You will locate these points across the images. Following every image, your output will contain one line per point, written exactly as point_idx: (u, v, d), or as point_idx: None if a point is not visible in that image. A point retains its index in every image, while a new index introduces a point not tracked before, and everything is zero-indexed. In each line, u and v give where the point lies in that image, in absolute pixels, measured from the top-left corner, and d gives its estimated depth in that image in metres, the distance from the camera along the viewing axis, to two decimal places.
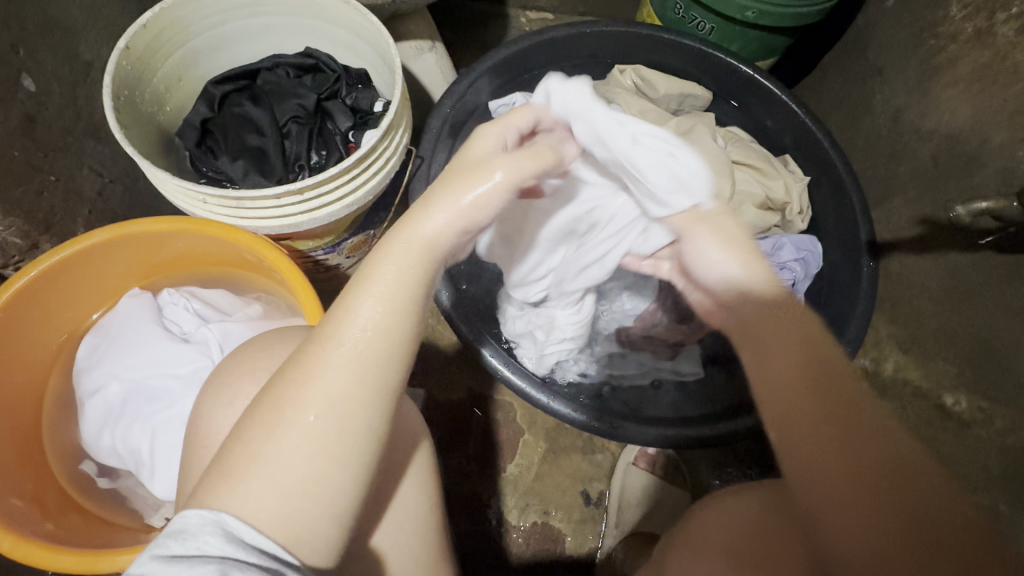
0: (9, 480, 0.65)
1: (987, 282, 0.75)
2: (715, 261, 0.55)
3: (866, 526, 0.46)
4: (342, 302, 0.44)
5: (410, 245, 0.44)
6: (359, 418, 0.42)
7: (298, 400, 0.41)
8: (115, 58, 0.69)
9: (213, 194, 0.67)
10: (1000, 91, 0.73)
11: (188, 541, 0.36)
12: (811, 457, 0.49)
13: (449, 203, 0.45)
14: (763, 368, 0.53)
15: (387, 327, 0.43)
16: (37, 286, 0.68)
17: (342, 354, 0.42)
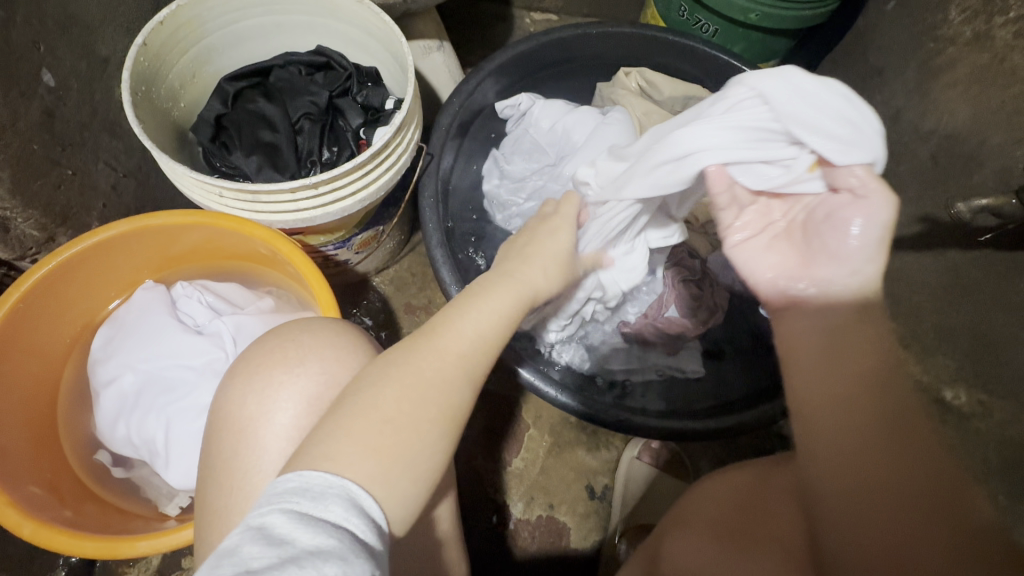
0: (27, 469, 0.66)
1: (986, 279, 0.77)
2: (873, 233, 0.51)
3: (878, 540, 0.45)
4: (451, 312, 0.53)
5: (522, 272, 0.59)
6: (454, 411, 0.48)
7: (415, 395, 0.47)
8: (133, 54, 0.70)
9: (229, 187, 0.69)
10: (998, 93, 0.75)
11: (316, 500, 0.38)
12: (831, 449, 0.49)
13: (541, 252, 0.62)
14: (819, 364, 0.51)
15: (491, 333, 0.53)
16: (56, 277, 0.69)
17: (447, 357, 0.49)
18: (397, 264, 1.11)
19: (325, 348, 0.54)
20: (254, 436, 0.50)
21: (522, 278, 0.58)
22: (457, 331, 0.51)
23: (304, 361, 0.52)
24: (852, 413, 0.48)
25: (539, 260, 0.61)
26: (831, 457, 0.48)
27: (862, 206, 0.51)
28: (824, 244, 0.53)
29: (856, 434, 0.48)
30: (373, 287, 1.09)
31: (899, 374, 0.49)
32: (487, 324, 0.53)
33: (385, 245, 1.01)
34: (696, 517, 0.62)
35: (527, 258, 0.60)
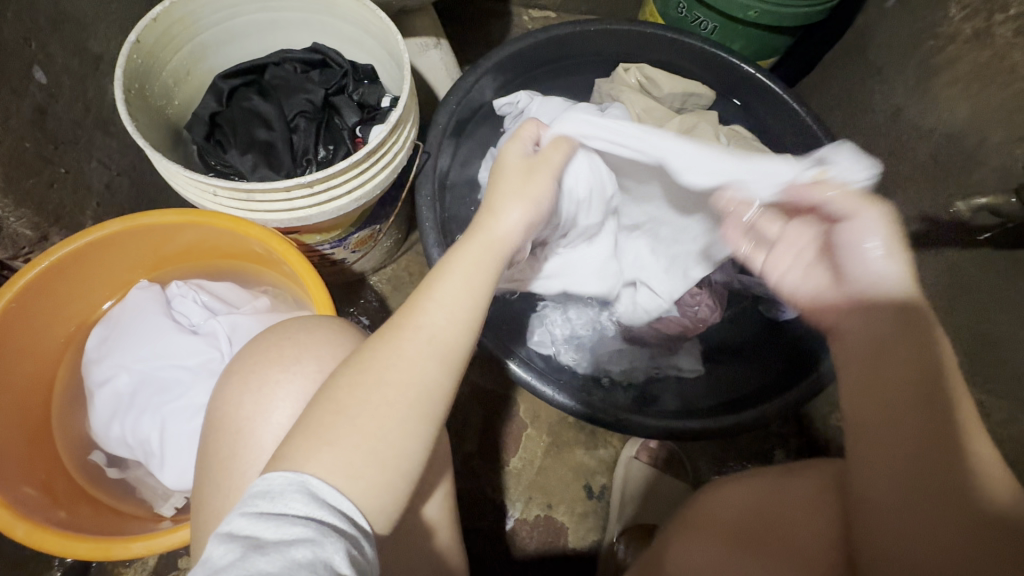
0: (20, 470, 0.65)
1: (985, 278, 0.76)
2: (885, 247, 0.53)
3: (918, 537, 0.46)
4: (424, 290, 0.49)
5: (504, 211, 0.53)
6: (433, 398, 0.45)
7: (382, 379, 0.44)
8: (125, 51, 0.70)
9: (223, 187, 0.68)
10: (997, 90, 0.74)
11: (274, 500, 0.38)
12: (884, 466, 0.49)
13: (514, 202, 0.54)
14: (869, 372, 0.53)
15: (464, 311, 0.48)
16: (49, 276, 0.68)
17: (419, 339, 0.46)
18: (394, 263, 1.10)
19: (320, 346, 0.53)
20: (248, 437, 0.49)
21: (483, 236, 0.52)
22: (427, 311, 0.47)
23: (299, 360, 0.52)
24: (908, 433, 0.48)
25: (503, 204, 0.54)
26: (883, 473, 0.49)
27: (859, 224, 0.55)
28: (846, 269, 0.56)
29: (912, 453, 0.48)
30: (370, 286, 1.08)
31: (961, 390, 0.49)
32: (456, 299, 0.48)
33: (382, 244, 1.00)
34: (713, 520, 0.61)
35: (493, 209, 0.54)
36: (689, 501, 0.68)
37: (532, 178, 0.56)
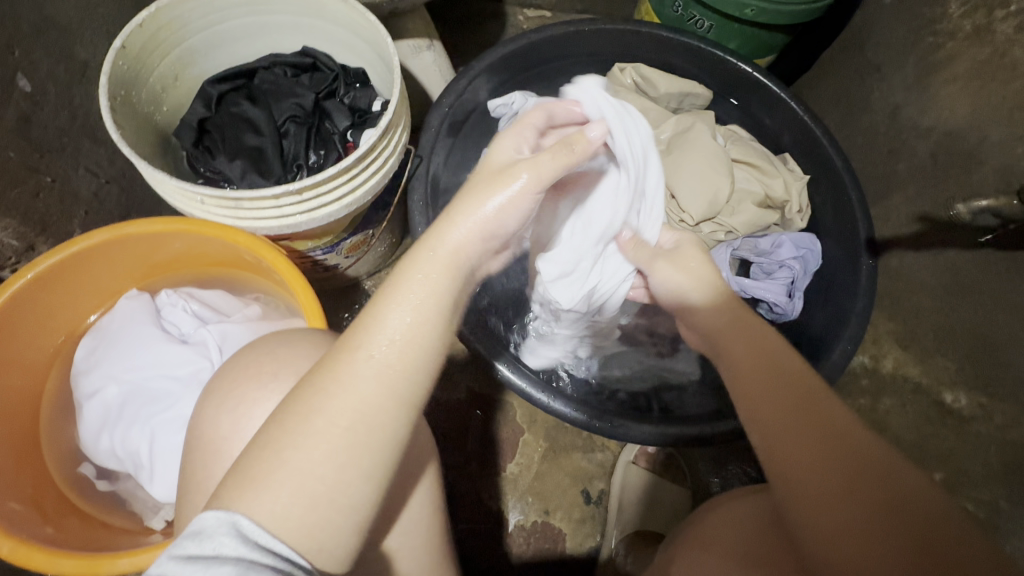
0: (7, 484, 0.65)
1: (986, 278, 0.75)
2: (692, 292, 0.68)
3: (849, 532, 0.45)
4: (369, 311, 0.45)
5: (460, 221, 0.50)
6: (375, 429, 0.42)
7: (321, 401, 0.41)
8: (110, 57, 0.68)
9: (211, 195, 0.67)
10: (999, 87, 0.73)
11: (204, 541, 0.35)
12: (799, 464, 0.48)
13: (468, 216, 0.49)
14: (749, 374, 0.55)
15: (418, 335, 0.45)
16: (35, 288, 0.67)
17: (366, 364, 0.43)
18: (389, 268, 1.09)
19: (305, 360, 0.52)
20: (232, 454, 0.48)
21: (436, 247, 0.48)
22: (376, 332, 0.44)
23: (285, 376, 0.50)
24: (811, 422, 0.49)
25: (457, 213, 0.50)
26: (815, 488, 0.47)
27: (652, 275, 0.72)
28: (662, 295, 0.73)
29: (819, 443, 0.48)
30: (365, 291, 1.07)
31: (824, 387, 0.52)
32: (405, 320, 0.45)
33: (376, 249, 0.99)
34: (709, 536, 0.59)
35: (451, 216, 0.50)
36: (693, 518, 0.65)
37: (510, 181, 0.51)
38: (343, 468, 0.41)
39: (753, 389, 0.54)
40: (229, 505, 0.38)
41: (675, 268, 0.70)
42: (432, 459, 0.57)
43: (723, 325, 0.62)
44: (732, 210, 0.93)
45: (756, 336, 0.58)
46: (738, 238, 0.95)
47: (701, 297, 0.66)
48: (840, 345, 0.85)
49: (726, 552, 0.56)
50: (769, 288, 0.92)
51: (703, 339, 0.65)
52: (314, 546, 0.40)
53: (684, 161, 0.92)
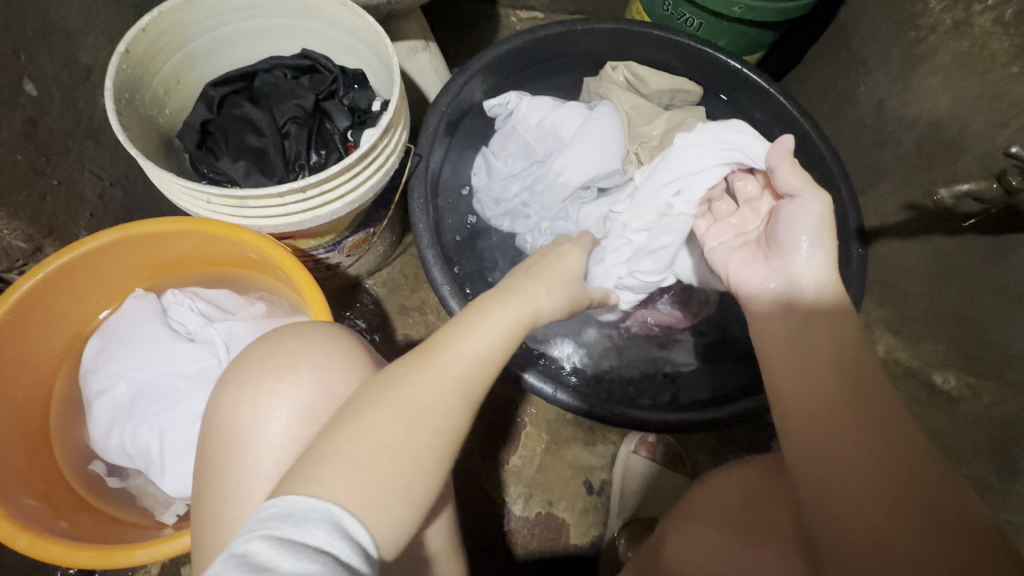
0: (20, 481, 0.65)
1: (971, 264, 0.77)
2: (819, 224, 0.61)
3: (857, 502, 0.47)
4: (446, 336, 0.51)
5: (552, 291, 0.60)
6: (416, 422, 0.46)
7: (401, 408, 0.46)
8: (115, 62, 0.70)
9: (217, 194, 0.68)
10: (978, 78, 0.75)
11: (297, 525, 0.37)
12: (822, 452, 0.50)
13: (547, 281, 0.60)
14: (802, 363, 0.56)
15: (490, 358, 0.51)
16: (44, 288, 0.68)
17: (447, 380, 0.48)
18: (389, 267, 1.11)
19: (312, 353, 0.53)
20: (248, 444, 0.50)
21: (523, 295, 0.56)
22: (458, 349, 0.50)
23: (291, 368, 0.52)
24: (841, 413, 0.51)
25: (545, 280, 0.60)
26: (832, 458, 0.50)
27: (807, 202, 0.62)
28: (777, 236, 0.64)
29: (846, 432, 0.50)
30: (366, 289, 1.09)
31: (875, 374, 0.53)
32: (488, 345, 0.51)
33: (376, 247, 1.00)
34: (704, 509, 0.63)
35: (539, 280, 0.60)
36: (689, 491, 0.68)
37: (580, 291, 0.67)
38: (364, 451, 0.43)
39: (799, 360, 0.56)
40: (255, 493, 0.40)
41: (825, 213, 0.62)
42: None
43: (789, 325, 0.60)
44: None
45: (832, 325, 0.57)
46: None
47: (829, 255, 0.61)
48: None
49: (729, 533, 0.58)
50: None
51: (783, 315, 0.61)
52: None
53: None
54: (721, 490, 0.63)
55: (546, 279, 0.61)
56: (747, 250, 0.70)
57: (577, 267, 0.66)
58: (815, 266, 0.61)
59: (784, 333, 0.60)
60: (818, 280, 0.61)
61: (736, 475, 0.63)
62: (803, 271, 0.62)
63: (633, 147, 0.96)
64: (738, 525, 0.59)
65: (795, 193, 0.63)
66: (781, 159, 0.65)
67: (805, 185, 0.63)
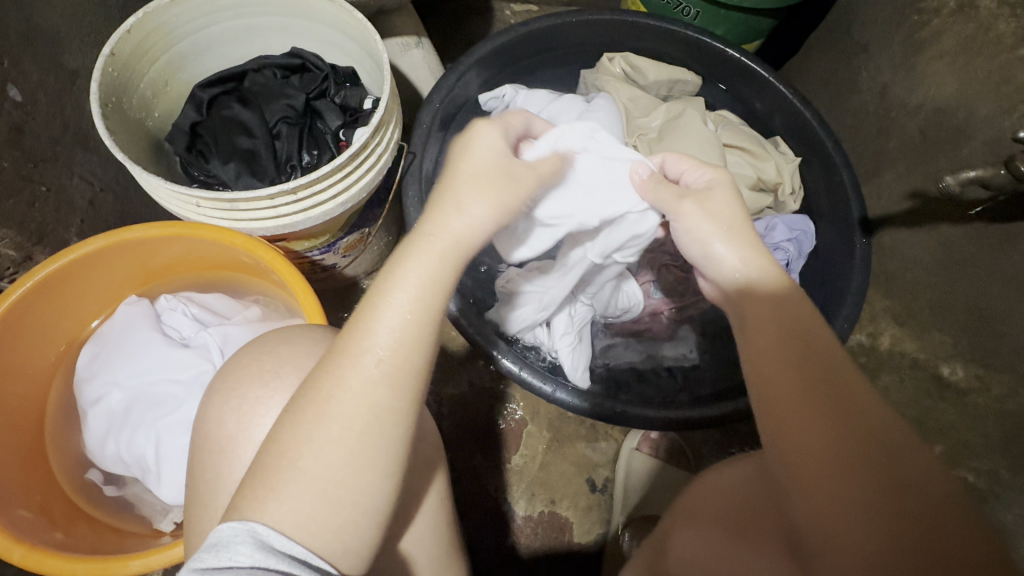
0: (15, 492, 0.65)
1: (978, 252, 0.75)
2: (718, 243, 0.56)
3: (842, 508, 0.43)
4: (360, 319, 0.45)
5: (475, 207, 0.47)
6: (382, 430, 0.43)
7: (324, 410, 0.43)
8: (100, 65, 0.69)
9: (206, 197, 0.67)
10: (985, 62, 0.74)
11: (220, 553, 0.37)
12: (805, 470, 0.45)
13: (481, 192, 0.47)
14: (769, 356, 0.50)
15: (414, 333, 0.44)
16: (34, 296, 0.67)
17: (375, 374, 0.43)
18: None
19: (301, 360, 0.52)
20: (237, 454, 0.49)
21: (423, 233, 0.47)
22: (372, 333, 0.44)
23: (280, 374, 0.51)
24: (816, 421, 0.46)
25: (450, 200, 0.47)
26: (810, 462, 0.45)
27: (681, 221, 0.58)
28: (685, 250, 0.60)
29: (829, 441, 0.45)
30: (363, 289, 1.08)
31: (840, 363, 0.49)
32: (408, 325, 0.44)
33: (372, 247, 0.99)
34: (708, 502, 0.61)
35: (455, 200, 0.47)
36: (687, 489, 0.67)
37: (514, 185, 0.49)
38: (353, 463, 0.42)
39: (765, 354, 0.51)
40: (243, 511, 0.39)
41: (703, 211, 0.57)
42: (439, 458, 0.57)
43: (753, 312, 0.54)
44: None
45: (791, 316, 0.52)
46: None
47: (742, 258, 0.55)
48: (837, 324, 0.85)
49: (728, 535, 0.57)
50: None
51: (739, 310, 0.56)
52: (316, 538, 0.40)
53: (678, 144, 0.94)
54: (722, 482, 0.61)
55: (466, 191, 0.47)
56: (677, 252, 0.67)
57: (490, 151, 0.50)
58: (726, 263, 0.56)
59: (742, 321, 0.54)
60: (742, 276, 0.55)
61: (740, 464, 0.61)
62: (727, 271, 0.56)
63: (632, 139, 0.98)
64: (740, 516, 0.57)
65: (668, 212, 0.61)
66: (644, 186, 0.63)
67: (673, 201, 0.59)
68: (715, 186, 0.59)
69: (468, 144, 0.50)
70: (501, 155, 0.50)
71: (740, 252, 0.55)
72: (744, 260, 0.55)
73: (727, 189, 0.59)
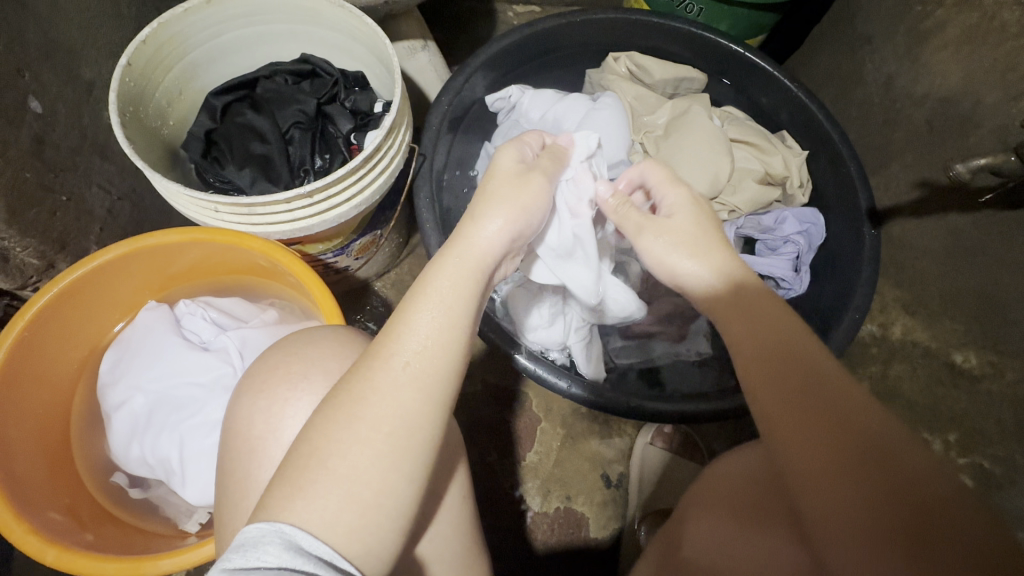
0: (45, 495, 0.66)
1: (989, 238, 0.76)
2: (684, 267, 0.59)
3: (847, 510, 0.43)
4: (396, 322, 0.47)
5: (501, 218, 0.52)
6: (414, 432, 0.43)
7: (356, 410, 0.43)
8: (117, 75, 0.70)
9: (225, 202, 0.68)
10: (990, 51, 0.74)
11: (248, 554, 0.36)
12: (812, 473, 0.45)
13: (508, 202, 0.53)
14: (760, 366, 0.51)
15: (443, 335, 0.46)
16: (58, 303, 0.69)
17: (408, 374, 0.44)
18: (397, 268, 1.11)
19: (325, 360, 0.53)
20: (264, 453, 0.50)
21: (454, 242, 0.51)
22: (403, 338, 0.46)
23: (305, 375, 0.52)
24: (821, 422, 0.46)
25: (479, 212, 0.53)
26: (809, 467, 0.46)
27: (645, 244, 0.61)
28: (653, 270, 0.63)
29: (825, 445, 0.45)
30: (375, 291, 1.09)
31: (826, 366, 0.49)
32: (439, 327, 0.46)
33: (384, 249, 1.00)
34: (715, 494, 0.63)
35: (474, 216, 0.53)
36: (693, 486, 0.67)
37: (529, 186, 0.56)
38: (387, 463, 0.42)
39: (755, 364, 0.51)
40: (275, 510, 0.40)
41: (661, 235, 0.60)
42: (461, 455, 0.58)
43: (741, 319, 0.54)
44: (734, 189, 0.96)
45: (779, 324, 0.53)
46: (741, 216, 0.97)
47: (710, 273, 0.58)
48: (848, 314, 0.86)
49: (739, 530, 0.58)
50: (776, 263, 0.94)
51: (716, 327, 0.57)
52: (352, 536, 0.40)
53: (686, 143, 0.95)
54: (728, 481, 0.62)
55: (494, 203, 0.53)
56: None
57: (511, 163, 0.57)
58: (697, 279, 0.58)
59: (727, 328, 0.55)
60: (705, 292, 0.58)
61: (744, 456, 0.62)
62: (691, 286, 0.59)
63: (638, 137, 0.98)
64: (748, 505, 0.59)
65: (631, 234, 0.63)
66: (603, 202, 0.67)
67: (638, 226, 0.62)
68: (678, 210, 0.62)
69: (491, 171, 0.56)
70: (518, 166, 0.57)
71: (702, 272, 0.58)
72: (714, 275, 0.58)
73: (688, 210, 0.61)
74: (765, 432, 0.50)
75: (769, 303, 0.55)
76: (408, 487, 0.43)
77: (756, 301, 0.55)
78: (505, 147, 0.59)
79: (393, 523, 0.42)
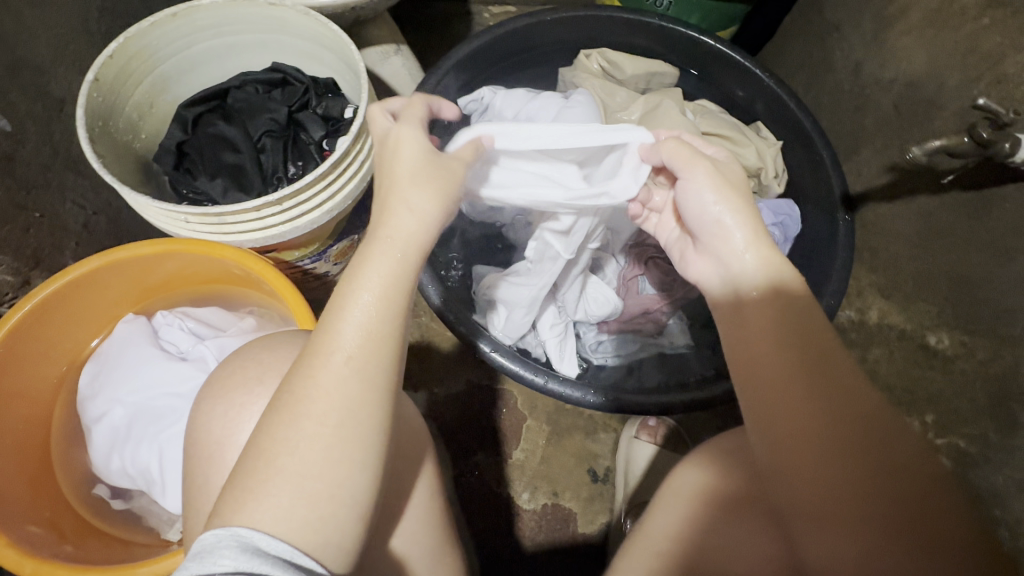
0: (25, 509, 0.67)
1: (958, 221, 0.76)
2: (733, 213, 0.55)
3: (834, 493, 0.47)
4: (327, 318, 0.46)
5: (422, 204, 0.48)
6: (358, 425, 0.44)
7: (296, 413, 0.43)
8: (84, 91, 0.70)
9: (193, 213, 0.69)
10: (951, 34, 0.74)
11: (203, 560, 0.38)
12: (801, 457, 0.48)
13: (410, 182, 0.49)
14: (767, 351, 0.51)
15: (381, 328, 0.46)
16: (34, 320, 0.69)
17: (345, 374, 0.44)
18: None
19: (286, 365, 0.53)
20: (229, 458, 0.50)
21: (377, 233, 0.48)
22: (338, 334, 0.45)
23: (264, 381, 0.52)
24: (813, 408, 0.48)
25: (397, 199, 0.49)
26: (802, 452, 0.48)
27: (690, 183, 0.56)
28: (691, 210, 0.57)
29: (821, 431, 0.48)
30: None
31: (832, 349, 0.50)
32: (376, 319, 0.46)
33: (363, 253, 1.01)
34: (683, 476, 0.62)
35: (389, 203, 0.49)
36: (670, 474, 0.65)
37: (444, 174, 0.51)
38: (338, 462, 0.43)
39: (761, 348, 0.51)
40: (229, 517, 0.41)
41: (715, 176, 0.56)
42: (429, 452, 0.59)
43: (761, 302, 0.53)
44: None
45: (785, 305, 0.52)
46: None
47: (756, 260, 0.54)
48: (823, 300, 0.86)
49: (713, 509, 0.60)
50: None
51: (732, 310, 0.55)
52: (307, 535, 0.42)
53: None
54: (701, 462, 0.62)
55: (404, 195, 0.49)
56: (682, 245, 0.64)
57: (414, 141, 0.51)
58: (735, 255, 0.55)
59: (735, 308, 0.55)
60: (761, 269, 0.54)
61: (720, 444, 0.62)
62: (733, 253, 0.55)
63: None
64: (732, 494, 0.59)
65: (678, 173, 0.58)
66: (658, 150, 0.61)
67: (685, 162, 0.58)
68: (730, 163, 0.60)
69: (393, 152, 0.50)
70: (425, 148, 0.51)
71: (749, 237, 0.55)
72: (749, 251, 0.54)
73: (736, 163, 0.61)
74: (756, 417, 0.51)
75: (793, 294, 0.53)
76: (364, 486, 0.44)
77: (779, 283, 0.53)
78: (399, 122, 0.52)
79: (348, 521, 0.43)
